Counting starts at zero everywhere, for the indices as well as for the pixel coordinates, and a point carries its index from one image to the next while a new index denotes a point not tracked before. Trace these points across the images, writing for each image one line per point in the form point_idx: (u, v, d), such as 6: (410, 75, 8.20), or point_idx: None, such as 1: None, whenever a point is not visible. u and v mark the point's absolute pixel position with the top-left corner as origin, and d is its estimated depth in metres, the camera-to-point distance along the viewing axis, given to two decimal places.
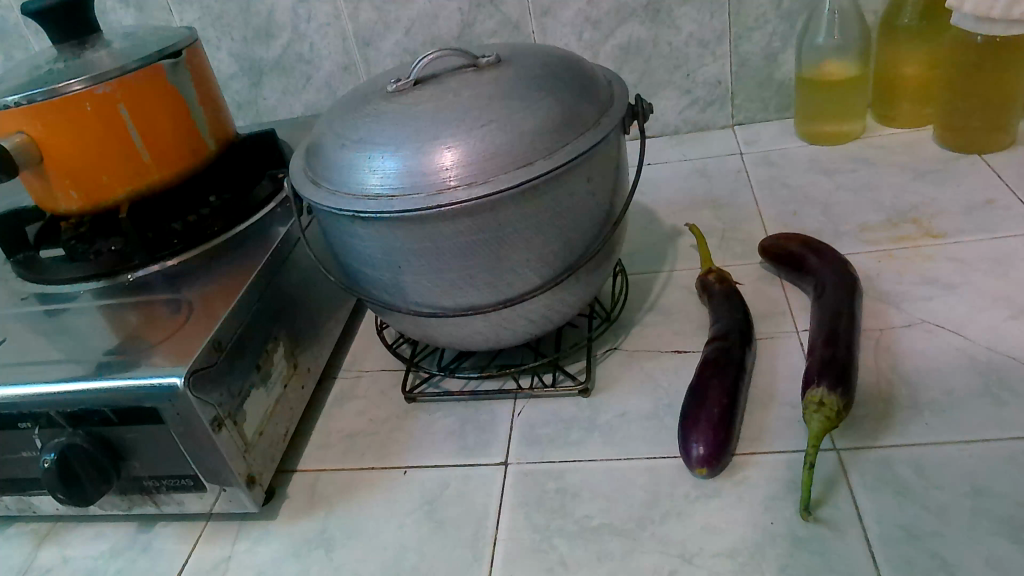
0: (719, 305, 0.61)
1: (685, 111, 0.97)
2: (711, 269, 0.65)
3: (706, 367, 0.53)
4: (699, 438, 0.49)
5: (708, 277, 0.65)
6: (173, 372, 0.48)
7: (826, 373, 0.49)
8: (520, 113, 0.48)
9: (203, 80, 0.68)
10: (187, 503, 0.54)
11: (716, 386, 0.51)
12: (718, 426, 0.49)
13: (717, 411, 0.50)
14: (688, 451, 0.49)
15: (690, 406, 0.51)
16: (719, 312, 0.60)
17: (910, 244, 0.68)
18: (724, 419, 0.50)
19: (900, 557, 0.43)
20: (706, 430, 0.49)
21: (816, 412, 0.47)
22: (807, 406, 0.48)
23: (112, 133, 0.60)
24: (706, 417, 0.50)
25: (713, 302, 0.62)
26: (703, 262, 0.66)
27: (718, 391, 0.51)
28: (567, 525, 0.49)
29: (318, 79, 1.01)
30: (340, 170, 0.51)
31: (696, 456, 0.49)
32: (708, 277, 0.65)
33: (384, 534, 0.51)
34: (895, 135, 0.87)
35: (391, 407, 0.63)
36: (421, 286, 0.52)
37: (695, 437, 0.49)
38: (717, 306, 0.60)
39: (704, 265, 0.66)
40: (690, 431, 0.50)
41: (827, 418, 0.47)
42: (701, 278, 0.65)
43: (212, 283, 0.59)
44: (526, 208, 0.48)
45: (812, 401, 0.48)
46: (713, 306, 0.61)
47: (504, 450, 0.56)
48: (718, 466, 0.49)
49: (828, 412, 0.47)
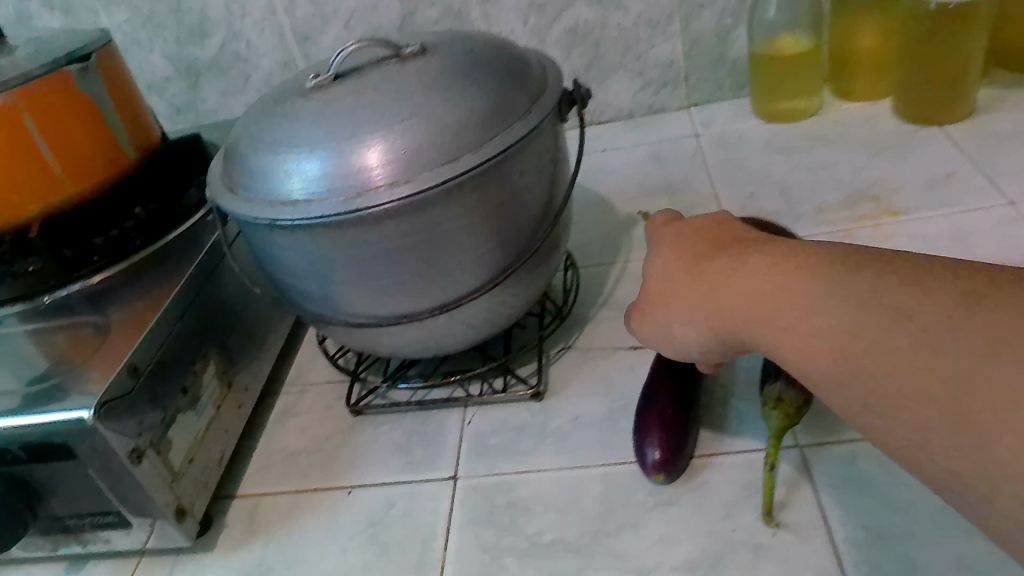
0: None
1: (639, 94, 0.94)
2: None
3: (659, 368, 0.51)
4: (658, 439, 0.46)
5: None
6: (83, 403, 0.44)
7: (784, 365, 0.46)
8: (445, 104, 0.45)
9: (119, 84, 0.64)
10: (115, 540, 0.50)
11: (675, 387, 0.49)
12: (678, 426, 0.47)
13: (677, 407, 0.47)
14: (643, 457, 0.47)
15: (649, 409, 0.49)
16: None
17: (870, 222, 0.66)
18: (679, 421, 0.47)
19: (866, 561, 0.40)
20: (666, 431, 0.47)
21: (773, 410, 0.44)
22: (764, 404, 0.45)
23: (18, 146, 0.55)
24: (664, 416, 0.47)
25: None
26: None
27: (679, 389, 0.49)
28: (518, 542, 0.46)
29: (257, 78, 0.96)
30: (257, 175, 0.47)
31: (654, 460, 0.46)
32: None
33: (326, 561, 0.48)
34: (852, 110, 0.85)
35: (336, 422, 0.60)
36: (352, 296, 0.49)
37: (650, 441, 0.47)
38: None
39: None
40: (645, 435, 0.47)
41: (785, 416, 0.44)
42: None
43: (135, 302, 0.55)
44: (456, 206, 0.45)
45: (770, 397, 0.45)
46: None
47: (452, 464, 0.53)
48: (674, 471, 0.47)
49: (786, 409, 0.44)
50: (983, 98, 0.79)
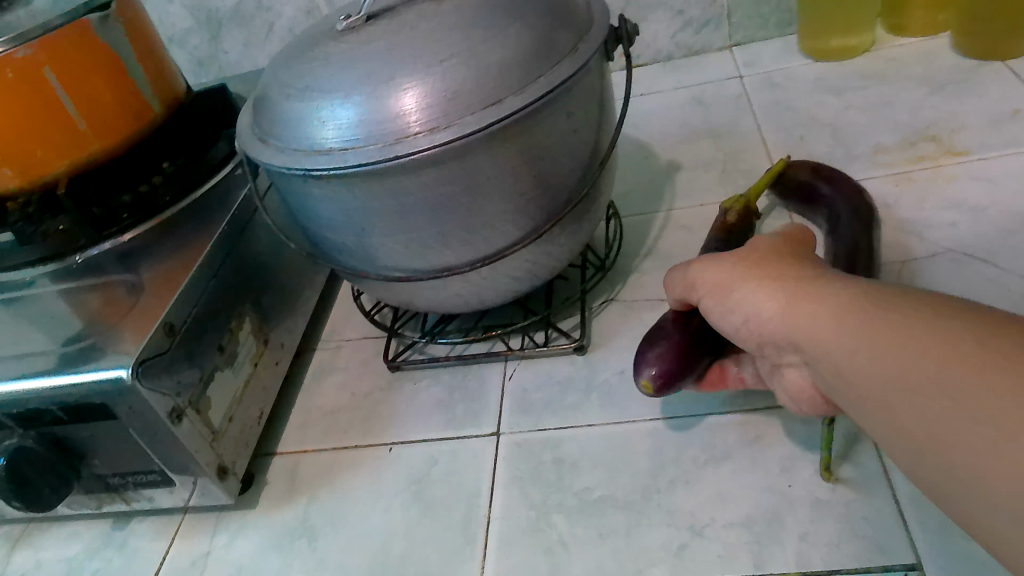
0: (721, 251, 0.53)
1: (678, 34, 0.90)
2: (739, 207, 0.56)
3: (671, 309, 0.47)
4: (654, 346, 0.43)
5: (724, 218, 0.55)
6: (120, 362, 0.43)
7: None
8: (484, 43, 0.42)
9: (141, 34, 0.61)
10: (158, 498, 0.50)
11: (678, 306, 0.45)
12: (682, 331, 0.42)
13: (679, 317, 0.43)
14: (639, 370, 0.42)
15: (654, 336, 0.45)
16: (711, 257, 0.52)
17: (930, 163, 0.62)
18: (691, 347, 0.42)
19: (935, 519, 0.38)
20: (663, 338, 0.42)
21: None
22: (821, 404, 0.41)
23: (40, 100, 0.53)
24: (662, 326, 0.44)
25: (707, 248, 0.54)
26: (734, 197, 0.56)
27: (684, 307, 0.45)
28: (566, 500, 0.45)
29: (280, 27, 0.93)
30: (288, 123, 0.45)
31: (650, 364, 0.42)
32: (724, 218, 0.55)
33: (370, 519, 0.48)
34: (908, 45, 0.80)
35: (374, 378, 0.59)
36: (390, 249, 0.47)
37: (649, 356, 0.42)
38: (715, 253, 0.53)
39: (734, 202, 0.56)
40: (647, 350, 0.43)
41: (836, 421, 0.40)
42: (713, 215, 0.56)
43: (168, 259, 0.54)
44: (498, 152, 0.42)
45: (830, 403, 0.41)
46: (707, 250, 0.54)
47: (495, 420, 0.52)
48: (677, 387, 0.42)
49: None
50: None
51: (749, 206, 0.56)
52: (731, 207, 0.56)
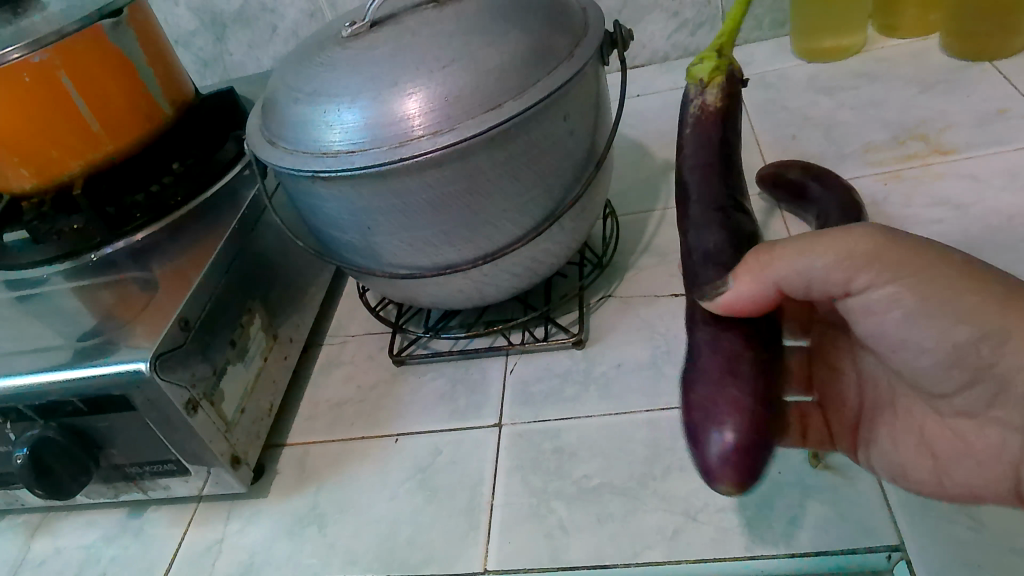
0: (703, 144, 0.42)
1: (674, 34, 0.91)
2: (719, 73, 0.43)
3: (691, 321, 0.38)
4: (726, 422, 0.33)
5: (702, 97, 0.43)
6: (138, 357, 0.45)
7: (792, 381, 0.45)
8: (484, 49, 0.44)
9: (151, 37, 0.63)
10: (174, 487, 0.52)
11: (726, 346, 0.35)
12: (750, 389, 0.33)
13: (728, 355, 0.34)
14: (714, 440, 0.33)
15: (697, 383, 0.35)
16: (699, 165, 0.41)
17: (919, 162, 0.64)
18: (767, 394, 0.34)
19: (917, 502, 0.40)
20: (736, 407, 0.33)
21: None
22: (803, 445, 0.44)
23: (55, 103, 0.55)
24: (726, 393, 0.33)
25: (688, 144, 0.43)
26: (700, 59, 0.45)
27: (735, 344, 0.35)
28: (565, 487, 0.47)
29: (284, 29, 0.95)
30: (296, 126, 0.47)
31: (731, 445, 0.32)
32: (702, 97, 0.43)
33: (377, 506, 0.50)
34: (899, 46, 0.82)
35: (380, 372, 0.60)
36: (394, 247, 0.49)
37: (726, 419, 0.33)
38: (699, 150, 0.42)
39: (703, 61, 0.44)
40: (717, 409, 0.33)
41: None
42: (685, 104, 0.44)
43: (179, 257, 0.56)
44: (499, 153, 0.44)
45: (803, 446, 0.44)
46: (688, 151, 0.42)
47: (497, 411, 0.53)
48: (763, 458, 0.33)
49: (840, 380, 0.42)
50: None
51: (729, 70, 0.44)
52: (703, 76, 0.44)
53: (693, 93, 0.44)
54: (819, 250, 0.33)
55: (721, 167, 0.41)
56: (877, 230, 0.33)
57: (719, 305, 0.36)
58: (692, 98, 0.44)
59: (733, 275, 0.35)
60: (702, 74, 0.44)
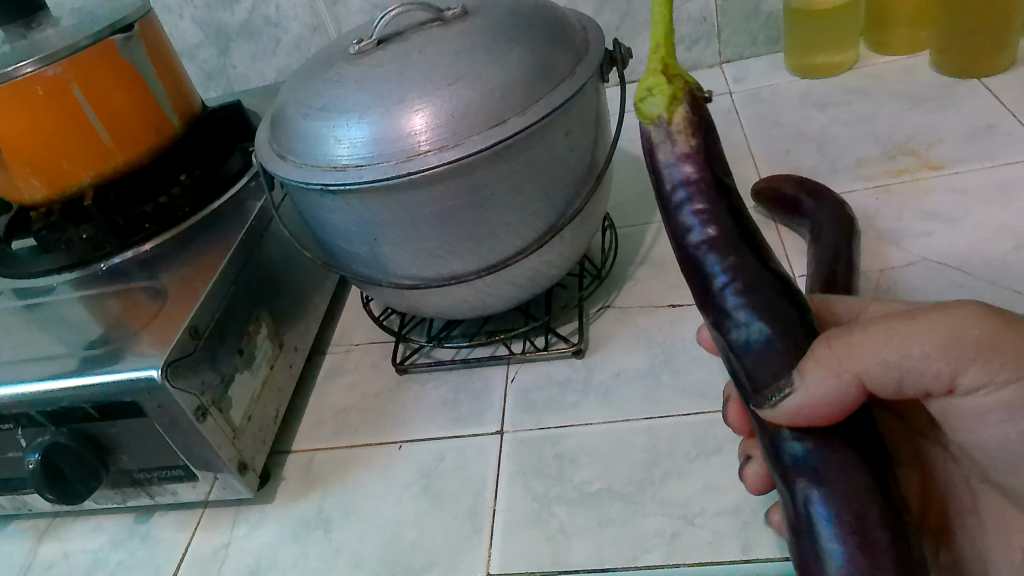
0: (705, 208, 0.35)
1: None
2: (678, 104, 0.35)
3: (769, 441, 0.34)
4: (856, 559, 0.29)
5: (686, 145, 0.35)
6: (150, 363, 0.46)
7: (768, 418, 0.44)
8: (489, 67, 0.45)
9: (161, 52, 0.64)
10: (181, 492, 0.53)
11: (826, 467, 0.31)
12: (877, 512, 0.30)
13: (836, 480, 0.31)
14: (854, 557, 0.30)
15: (805, 513, 0.31)
16: (710, 234, 0.34)
17: (909, 177, 0.66)
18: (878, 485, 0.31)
19: None
20: (869, 542, 0.29)
21: None
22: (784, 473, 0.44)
23: (68, 116, 0.57)
24: (851, 528, 0.30)
25: (691, 212, 0.35)
26: (643, 90, 0.36)
27: (838, 463, 0.31)
28: (566, 492, 0.48)
29: (287, 42, 0.97)
30: (305, 141, 0.48)
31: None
32: (687, 144, 0.35)
33: (382, 510, 0.51)
34: (890, 63, 0.84)
35: (383, 380, 0.62)
36: (400, 258, 0.50)
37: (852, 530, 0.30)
38: (709, 219, 0.34)
39: (654, 92, 0.36)
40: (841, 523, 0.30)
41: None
42: (653, 151, 0.36)
43: (187, 266, 0.57)
44: (502, 168, 0.46)
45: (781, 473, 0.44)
46: (696, 217, 0.35)
47: (499, 418, 0.55)
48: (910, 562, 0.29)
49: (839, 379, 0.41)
50: None
51: (683, 94, 0.36)
52: (665, 110, 0.35)
53: (658, 138, 0.36)
54: (914, 340, 0.31)
55: (742, 240, 0.34)
56: (978, 308, 0.31)
57: (786, 412, 0.32)
58: (656, 145, 0.36)
59: (799, 368, 0.32)
60: (662, 110, 0.35)
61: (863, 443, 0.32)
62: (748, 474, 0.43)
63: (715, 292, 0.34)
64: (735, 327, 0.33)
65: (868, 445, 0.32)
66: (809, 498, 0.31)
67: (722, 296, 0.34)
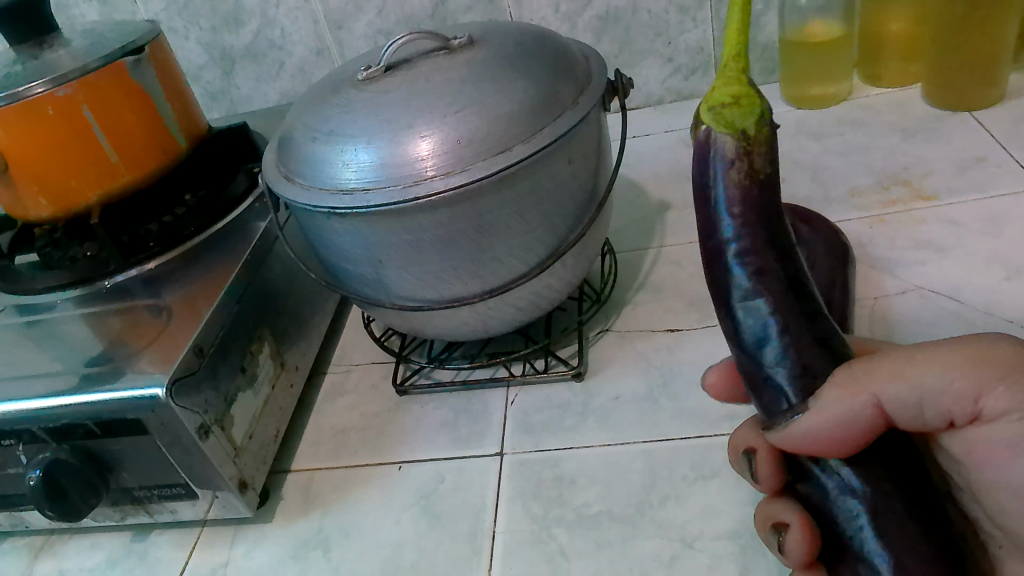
0: (748, 226, 0.33)
1: (668, 79, 0.95)
2: (763, 124, 0.33)
3: (825, 482, 0.34)
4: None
5: (745, 158, 0.33)
6: (155, 382, 0.46)
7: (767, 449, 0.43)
8: (494, 95, 0.47)
9: (169, 74, 0.65)
10: (180, 510, 0.53)
11: (884, 515, 0.31)
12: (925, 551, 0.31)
13: (895, 530, 0.31)
14: None
15: (864, 557, 0.32)
16: (750, 255, 0.33)
17: (902, 207, 0.67)
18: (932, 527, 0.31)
19: None
20: None
21: None
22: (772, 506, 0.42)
23: (76, 136, 0.57)
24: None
25: (737, 226, 0.33)
26: (720, 102, 0.33)
27: (895, 513, 0.31)
28: (565, 514, 0.49)
29: (291, 65, 0.98)
30: (313, 164, 0.49)
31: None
32: (746, 157, 0.33)
33: (381, 531, 0.51)
34: (882, 95, 0.86)
35: (383, 400, 0.62)
36: (404, 280, 0.51)
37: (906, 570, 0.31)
38: (754, 237, 0.33)
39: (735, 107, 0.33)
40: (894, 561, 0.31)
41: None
42: (709, 154, 0.33)
43: (192, 285, 0.58)
44: (506, 194, 0.47)
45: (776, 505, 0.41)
46: (739, 233, 0.33)
47: (499, 440, 0.55)
48: None
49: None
50: (1014, 83, 0.80)
51: (763, 110, 0.33)
52: (747, 126, 0.33)
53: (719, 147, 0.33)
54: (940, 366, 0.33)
55: (782, 264, 0.33)
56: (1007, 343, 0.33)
57: (795, 434, 0.34)
58: (715, 157, 0.33)
59: (813, 399, 0.33)
60: (744, 123, 0.33)
61: (911, 479, 0.32)
62: (788, 546, 0.38)
63: (748, 317, 0.33)
64: (764, 355, 0.33)
65: (915, 481, 0.32)
66: (866, 544, 0.32)
67: (758, 322, 0.33)
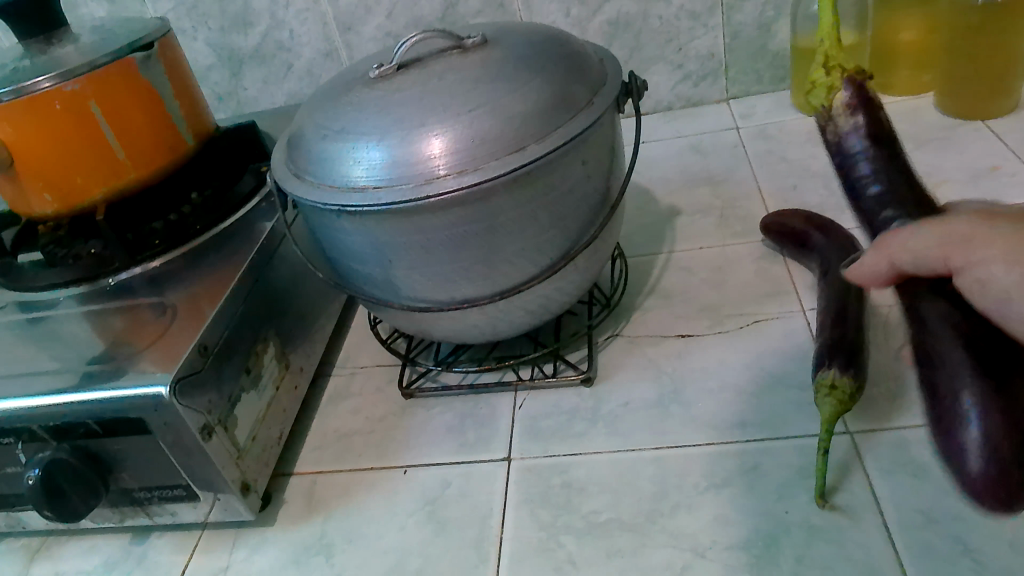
0: (885, 173, 0.37)
1: (678, 85, 0.94)
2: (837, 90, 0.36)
3: (929, 323, 0.33)
4: (982, 452, 0.31)
5: (871, 121, 0.36)
6: (157, 381, 0.45)
7: (836, 356, 0.46)
8: (508, 95, 0.46)
9: (178, 72, 0.65)
10: (180, 513, 0.52)
11: (984, 396, 0.31)
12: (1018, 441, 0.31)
13: (987, 392, 0.31)
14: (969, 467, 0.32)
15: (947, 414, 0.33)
16: (889, 198, 0.36)
17: None
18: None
19: (920, 544, 0.41)
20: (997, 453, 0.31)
21: (827, 397, 0.44)
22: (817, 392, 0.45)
23: (83, 132, 0.57)
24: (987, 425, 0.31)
25: (873, 168, 0.37)
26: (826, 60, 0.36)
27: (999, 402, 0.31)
28: (574, 522, 0.48)
29: (299, 67, 0.98)
30: (323, 162, 0.49)
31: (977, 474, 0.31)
32: (834, 122, 0.37)
33: (385, 537, 0.50)
34: (893, 103, 0.85)
35: (388, 404, 0.61)
36: (413, 281, 0.50)
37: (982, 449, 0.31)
38: (891, 177, 0.37)
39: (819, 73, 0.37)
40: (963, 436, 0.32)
41: (840, 401, 0.44)
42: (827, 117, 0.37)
43: (197, 284, 0.57)
44: (520, 195, 0.46)
45: (823, 385, 0.45)
46: (875, 170, 0.37)
47: (506, 445, 0.54)
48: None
49: (840, 396, 0.44)
50: None
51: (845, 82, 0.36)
52: (822, 99, 0.37)
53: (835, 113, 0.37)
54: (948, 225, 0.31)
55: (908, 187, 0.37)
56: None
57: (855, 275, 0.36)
58: (845, 131, 0.37)
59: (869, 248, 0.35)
60: (821, 100, 0.37)
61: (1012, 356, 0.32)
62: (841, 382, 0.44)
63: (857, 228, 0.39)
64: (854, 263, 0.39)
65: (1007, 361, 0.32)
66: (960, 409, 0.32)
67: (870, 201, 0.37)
